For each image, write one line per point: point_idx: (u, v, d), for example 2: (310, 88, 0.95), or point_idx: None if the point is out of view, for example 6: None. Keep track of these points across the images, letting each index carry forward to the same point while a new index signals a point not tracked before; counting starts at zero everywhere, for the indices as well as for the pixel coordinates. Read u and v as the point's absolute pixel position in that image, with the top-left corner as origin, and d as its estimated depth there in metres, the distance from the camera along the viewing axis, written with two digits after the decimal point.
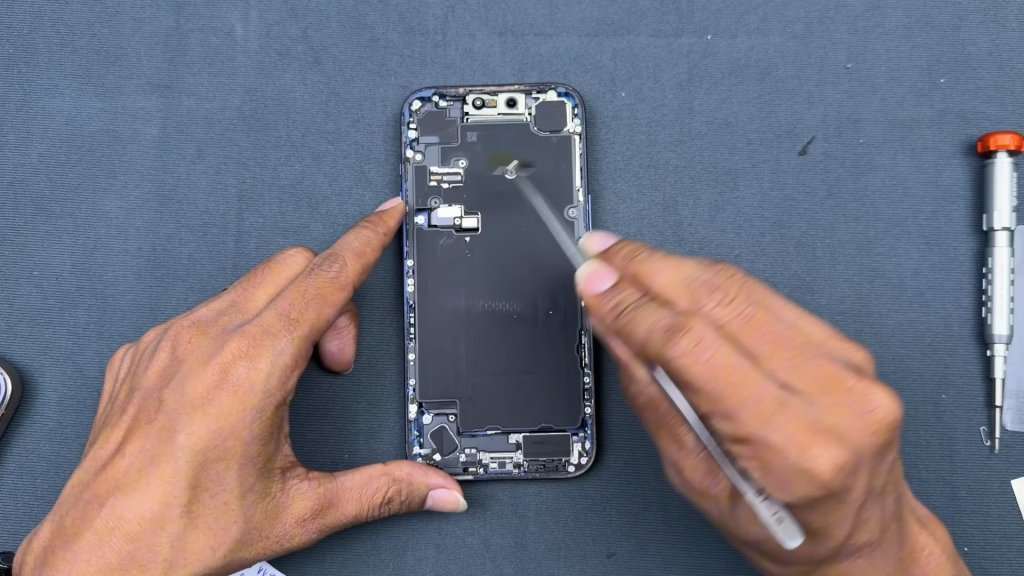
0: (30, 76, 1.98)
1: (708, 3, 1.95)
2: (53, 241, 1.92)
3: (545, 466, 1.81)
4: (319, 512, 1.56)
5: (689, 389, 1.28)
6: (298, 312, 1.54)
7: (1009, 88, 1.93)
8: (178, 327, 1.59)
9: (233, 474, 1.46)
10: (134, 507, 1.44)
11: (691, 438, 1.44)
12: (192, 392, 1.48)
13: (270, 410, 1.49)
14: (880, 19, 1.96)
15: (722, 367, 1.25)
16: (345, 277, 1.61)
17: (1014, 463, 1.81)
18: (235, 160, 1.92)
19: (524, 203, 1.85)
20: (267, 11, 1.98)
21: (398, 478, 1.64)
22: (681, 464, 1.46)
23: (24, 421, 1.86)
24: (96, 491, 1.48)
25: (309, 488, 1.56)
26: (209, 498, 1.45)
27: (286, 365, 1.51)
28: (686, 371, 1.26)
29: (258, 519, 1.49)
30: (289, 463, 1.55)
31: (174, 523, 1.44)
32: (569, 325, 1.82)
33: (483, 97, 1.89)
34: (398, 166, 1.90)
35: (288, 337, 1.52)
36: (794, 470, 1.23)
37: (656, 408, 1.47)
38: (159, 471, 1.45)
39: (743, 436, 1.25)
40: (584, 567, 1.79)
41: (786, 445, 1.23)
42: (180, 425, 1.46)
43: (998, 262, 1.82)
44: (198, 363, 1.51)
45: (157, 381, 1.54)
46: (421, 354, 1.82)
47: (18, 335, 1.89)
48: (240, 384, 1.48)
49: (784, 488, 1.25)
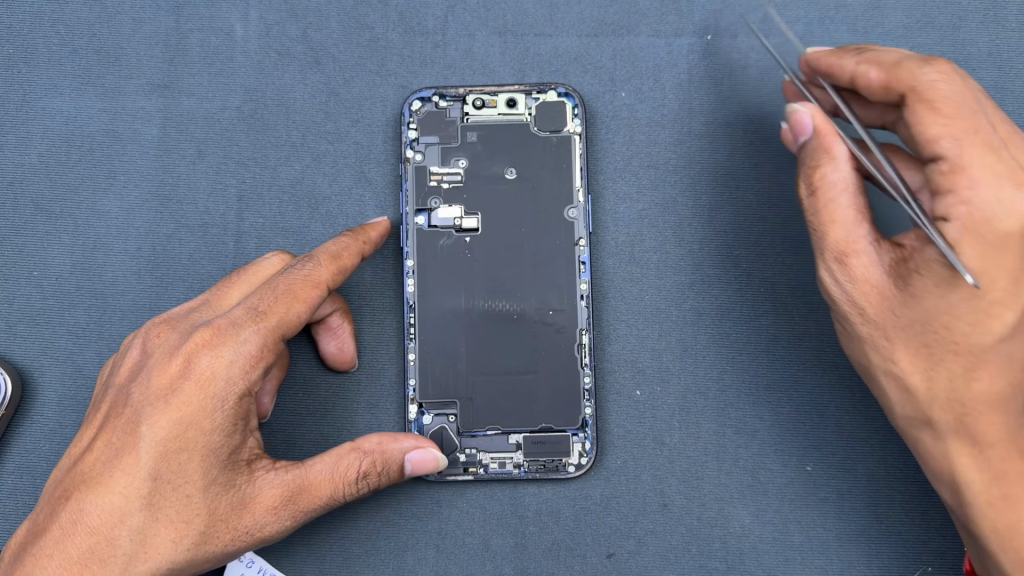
0: (30, 76, 1.98)
1: (708, 3, 1.95)
2: (53, 241, 1.92)
3: (545, 466, 1.81)
4: (289, 499, 1.48)
5: (927, 113, 1.43)
6: (262, 305, 1.52)
7: (1010, 87, 1.93)
8: (151, 326, 1.61)
9: (195, 466, 1.44)
10: (99, 501, 1.45)
11: (864, 225, 1.48)
12: (158, 384, 1.49)
13: (233, 401, 1.47)
14: (880, 19, 1.96)
15: (964, 97, 1.44)
16: (319, 276, 1.58)
17: None
18: (234, 160, 1.92)
19: (524, 205, 1.85)
20: (267, 11, 1.98)
21: (369, 452, 1.55)
22: (853, 246, 1.48)
23: (24, 421, 1.85)
24: (65, 487, 1.50)
25: (278, 475, 1.49)
26: (169, 491, 1.44)
27: (249, 356, 1.48)
28: (931, 88, 1.44)
29: (223, 510, 1.45)
30: (255, 454, 1.49)
31: (135, 516, 1.44)
32: (565, 325, 1.82)
33: (483, 98, 1.89)
34: (398, 167, 1.90)
35: (250, 329, 1.50)
36: (1007, 204, 1.40)
37: (837, 184, 1.48)
38: (124, 464, 1.46)
39: (960, 166, 1.41)
40: (584, 567, 1.79)
41: (1002, 179, 1.41)
42: (144, 418, 1.47)
43: None
44: (165, 357, 1.52)
45: (128, 378, 1.56)
46: (421, 353, 1.81)
47: (18, 336, 1.89)
48: (201, 374, 1.47)
49: (996, 221, 1.39)
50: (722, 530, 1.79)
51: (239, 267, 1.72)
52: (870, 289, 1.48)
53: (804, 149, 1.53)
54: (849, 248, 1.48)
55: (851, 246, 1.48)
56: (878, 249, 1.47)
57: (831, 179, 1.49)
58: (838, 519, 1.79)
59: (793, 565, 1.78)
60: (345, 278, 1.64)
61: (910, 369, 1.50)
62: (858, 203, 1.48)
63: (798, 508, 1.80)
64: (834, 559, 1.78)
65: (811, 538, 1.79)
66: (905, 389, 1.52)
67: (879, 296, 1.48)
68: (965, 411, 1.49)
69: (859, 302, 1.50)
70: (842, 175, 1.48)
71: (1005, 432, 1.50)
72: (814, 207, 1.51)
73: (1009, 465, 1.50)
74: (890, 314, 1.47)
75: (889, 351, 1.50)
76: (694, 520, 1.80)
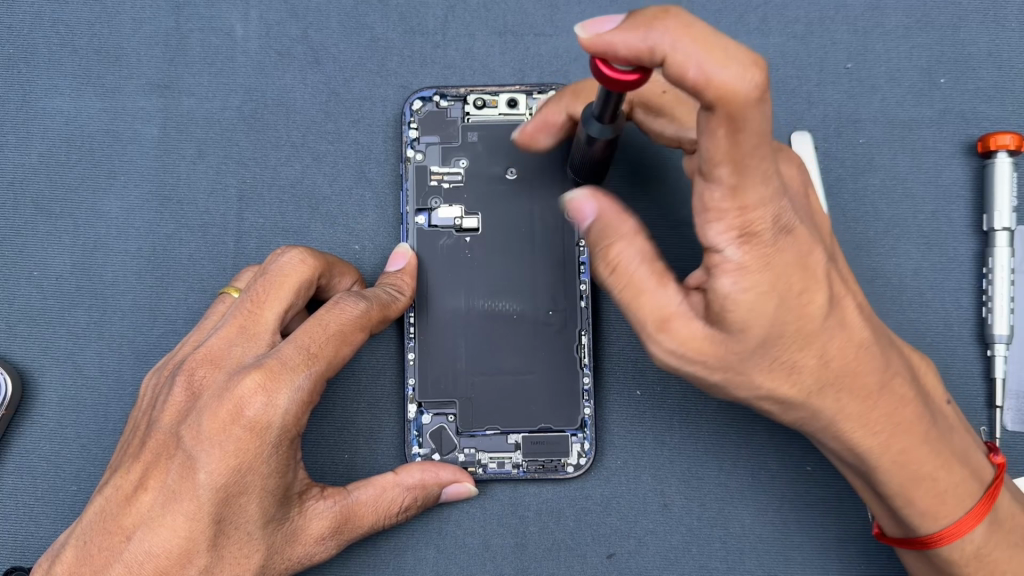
0: (29, 76, 1.98)
1: (708, 3, 1.95)
2: (53, 241, 1.92)
3: (545, 466, 1.81)
4: (338, 530, 1.59)
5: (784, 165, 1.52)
6: (317, 346, 1.48)
7: (1010, 88, 1.93)
8: (190, 363, 1.52)
9: (253, 508, 1.45)
10: (162, 543, 1.44)
11: (670, 289, 1.42)
12: (212, 427, 1.43)
13: (285, 444, 1.46)
14: (881, 19, 1.96)
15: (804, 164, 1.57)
16: (351, 299, 1.57)
17: (1013, 463, 1.81)
18: (234, 160, 1.92)
19: (522, 205, 1.85)
20: (267, 11, 1.98)
21: (410, 486, 1.66)
22: (787, 308, 1.38)
23: (24, 421, 1.85)
24: (116, 525, 1.47)
25: (328, 506, 1.58)
26: (233, 530, 1.46)
27: (302, 402, 1.46)
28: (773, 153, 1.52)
29: (280, 544, 1.51)
30: (305, 485, 1.56)
31: (201, 556, 1.45)
32: (566, 327, 1.82)
33: (483, 97, 1.88)
34: (398, 167, 1.90)
35: (307, 373, 1.46)
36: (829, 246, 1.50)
37: (628, 261, 1.42)
38: (185, 508, 1.43)
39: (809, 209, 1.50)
40: (584, 567, 1.79)
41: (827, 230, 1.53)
42: (202, 463, 1.43)
43: (998, 262, 1.82)
44: (212, 398, 1.45)
45: (175, 416, 1.49)
46: (421, 353, 1.81)
47: (18, 336, 1.89)
48: (257, 421, 1.43)
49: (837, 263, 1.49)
50: (721, 530, 1.79)
51: (256, 275, 1.61)
52: (698, 345, 1.41)
53: (608, 226, 1.43)
54: (790, 307, 1.38)
55: (785, 304, 1.38)
56: (691, 302, 1.42)
57: (760, 215, 1.31)
58: (838, 520, 1.79)
59: (792, 565, 1.78)
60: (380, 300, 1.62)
61: (776, 393, 1.48)
62: (802, 251, 1.38)
63: (797, 508, 1.80)
64: (833, 558, 1.78)
65: (810, 538, 1.79)
66: (774, 403, 1.51)
67: (817, 346, 1.44)
68: (903, 447, 1.54)
69: (794, 350, 1.43)
70: (756, 214, 1.31)
71: (940, 465, 1.57)
72: (738, 257, 1.34)
73: (946, 482, 1.58)
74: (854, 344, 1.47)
75: (750, 382, 1.46)
76: (694, 520, 1.80)
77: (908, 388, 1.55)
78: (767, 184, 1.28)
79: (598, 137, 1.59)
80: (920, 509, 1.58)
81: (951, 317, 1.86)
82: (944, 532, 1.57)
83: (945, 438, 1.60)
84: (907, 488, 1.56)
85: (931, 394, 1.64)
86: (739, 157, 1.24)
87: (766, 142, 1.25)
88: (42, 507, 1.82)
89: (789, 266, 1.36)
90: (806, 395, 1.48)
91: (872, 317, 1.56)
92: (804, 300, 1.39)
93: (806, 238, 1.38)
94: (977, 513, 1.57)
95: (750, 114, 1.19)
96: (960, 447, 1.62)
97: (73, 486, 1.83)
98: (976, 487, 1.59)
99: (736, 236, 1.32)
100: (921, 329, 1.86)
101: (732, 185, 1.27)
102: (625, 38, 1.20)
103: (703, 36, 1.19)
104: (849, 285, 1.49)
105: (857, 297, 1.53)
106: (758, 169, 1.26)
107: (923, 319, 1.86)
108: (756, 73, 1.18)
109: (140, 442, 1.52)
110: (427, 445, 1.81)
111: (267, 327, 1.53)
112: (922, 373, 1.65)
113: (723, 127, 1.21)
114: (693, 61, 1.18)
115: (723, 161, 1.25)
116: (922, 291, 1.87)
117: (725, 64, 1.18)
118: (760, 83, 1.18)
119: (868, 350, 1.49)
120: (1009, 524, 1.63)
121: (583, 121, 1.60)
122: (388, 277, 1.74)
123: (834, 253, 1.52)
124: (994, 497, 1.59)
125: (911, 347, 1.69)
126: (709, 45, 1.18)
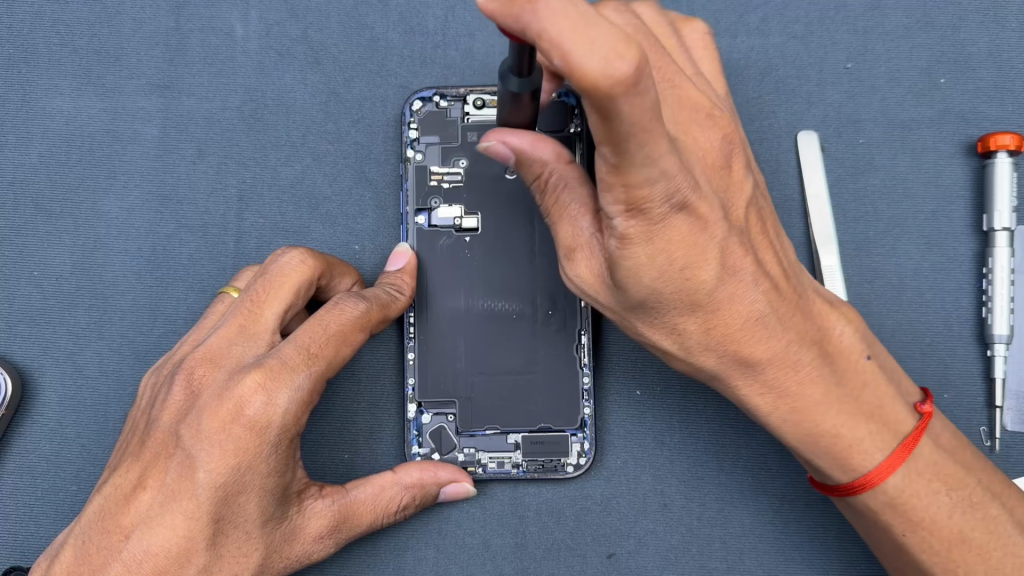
0: (30, 76, 1.98)
1: (708, 3, 1.95)
2: (53, 241, 1.92)
3: (544, 466, 1.80)
4: (336, 528, 1.59)
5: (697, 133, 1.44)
6: (317, 346, 1.48)
7: (1010, 88, 1.93)
8: (190, 362, 1.51)
9: (253, 507, 1.46)
10: (161, 542, 1.44)
11: (586, 219, 1.41)
12: (212, 427, 1.43)
13: (284, 443, 1.46)
14: (881, 19, 1.96)
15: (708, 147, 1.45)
16: (348, 300, 1.56)
17: (1013, 464, 1.81)
18: (234, 160, 1.93)
19: (523, 204, 1.84)
20: (267, 11, 1.98)
21: (409, 485, 1.66)
22: (670, 278, 1.37)
23: (24, 421, 1.85)
24: (116, 523, 1.47)
25: (326, 505, 1.58)
26: (232, 530, 1.46)
27: (301, 403, 1.46)
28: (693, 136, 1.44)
29: (278, 543, 1.52)
30: (304, 484, 1.56)
31: (199, 555, 1.45)
32: (565, 326, 1.82)
33: (483, 98, 1.88)
34: (399, 166, 1.90)
35: (306, 373, 1.46)
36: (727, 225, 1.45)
37: (556, 187, 1.42)
38: (184, 508, 1.43)
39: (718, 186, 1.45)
40: (584, 567, 1.79)
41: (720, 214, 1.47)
42: (202, 462, 1.43)
43: (998, 262, 1.82)
44: (212, 397, 1.45)
45: (176, 415, 1.49)
46: (420, 353, 1.81)
47: (18, 336, 1.89)
48: (256, 421, 1.43)
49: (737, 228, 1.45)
50: (721, 530, 1.79)
51: (256, 274, 1.60)
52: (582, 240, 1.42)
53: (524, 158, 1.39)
54: (673, 278, 1.37)
55: (668, 276, 1.36)
56: (601, 242, 1.41)
57: (647, 195, 1.24)
58: (838, 520, 1.79)
59: (792, 565, 1.78)
60: (376, 301, 1.61)
61: (661, 346, 1.52)
62: (690, 228, 1.33)
63: (797, 508, 1.80)
64: (834, 559, 1.78)
65: (810, 538, 1.79)
66: (662, 353, 1.55)
67: (695, 313, 1.44)
68: (798, 405, 1.53)
69: (676, 314, 1.44)
70: (642, 193, 1.24)
71: (855, 421, 1.53)
72: (622, 230, 1.29)
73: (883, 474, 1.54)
74: (753, 322, 1.47)
75: (635, 331, 1.52)
76: (694, 520, 1.80)
77: (810, 355, 1.52)
78: (652, 167, 1.20)
79: (519, 93, 1.34)
80: (830, 462, 1.55)
81: (951, 318, 1.86)
82: (856, 483, 1.53)
83: (855, 396, 1.55)
84: (809, 443, 1.55)
85: (846, 352, 1.56)
86: (617, 141, 1.15)
87: (650, 128, 1.14)
88: (43, 507, 1.82)
89: (672, 241, 1.33)
90: (691, 352, 1.51)
91: (784, 282, 1.51)
92: (688, 274, 1.37)
93: (697, 216, 1.33)
94: (890, 465, 1.52)
95: (618, 105, 1.08)
96: (875, 404, 1.56)
97: (73, 486, 1.83)
98: (887, 441, 1.54)
99: (621, 211, 1.27)
100: (921, 329, 1.86)
101: (613, 164, 1.20)
102: (505, 12, 1.08)
103: (574, 17, 1.04)
104: (748, 255, 1.45)
105: (761, 265, 1.49)
106: (642, 152, 1.17)
107: (923, 319, 1.86)
108: (627, 63, 1.05)
109: (140, 442, 1.52)
110: (426, 445, 1.81)
111: (267, 327, 1.53)
112: (835, 331, 1.57)
113: (596, 114, 1.11)
114: (560, 48, 1.05)
115: (605, 142, 1.17)
116: (922, 292, 1.87)
117: (592, 51, 1.04)
118: (629, 81, 1.06)
119: (763, 321, 1.48)
120: (947, 472, 1.56)
121: (500, 76, 1.35)
122: (388, 277, 1.73)
123: (738, 222, 1.46)
124: (910, 449, 1.53)
125: (827, 299, 1.60)
126: (580, 29, 1.04)
